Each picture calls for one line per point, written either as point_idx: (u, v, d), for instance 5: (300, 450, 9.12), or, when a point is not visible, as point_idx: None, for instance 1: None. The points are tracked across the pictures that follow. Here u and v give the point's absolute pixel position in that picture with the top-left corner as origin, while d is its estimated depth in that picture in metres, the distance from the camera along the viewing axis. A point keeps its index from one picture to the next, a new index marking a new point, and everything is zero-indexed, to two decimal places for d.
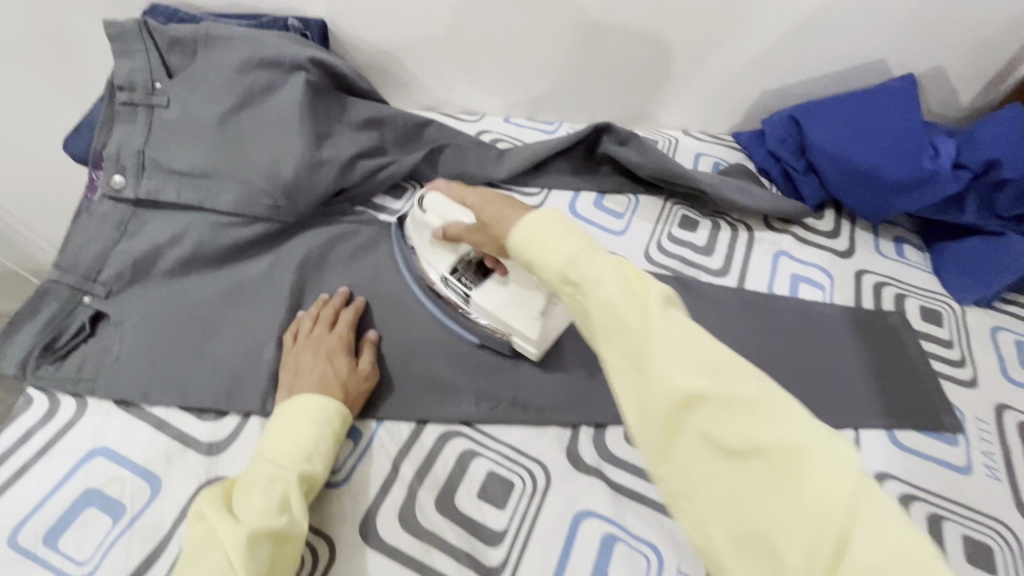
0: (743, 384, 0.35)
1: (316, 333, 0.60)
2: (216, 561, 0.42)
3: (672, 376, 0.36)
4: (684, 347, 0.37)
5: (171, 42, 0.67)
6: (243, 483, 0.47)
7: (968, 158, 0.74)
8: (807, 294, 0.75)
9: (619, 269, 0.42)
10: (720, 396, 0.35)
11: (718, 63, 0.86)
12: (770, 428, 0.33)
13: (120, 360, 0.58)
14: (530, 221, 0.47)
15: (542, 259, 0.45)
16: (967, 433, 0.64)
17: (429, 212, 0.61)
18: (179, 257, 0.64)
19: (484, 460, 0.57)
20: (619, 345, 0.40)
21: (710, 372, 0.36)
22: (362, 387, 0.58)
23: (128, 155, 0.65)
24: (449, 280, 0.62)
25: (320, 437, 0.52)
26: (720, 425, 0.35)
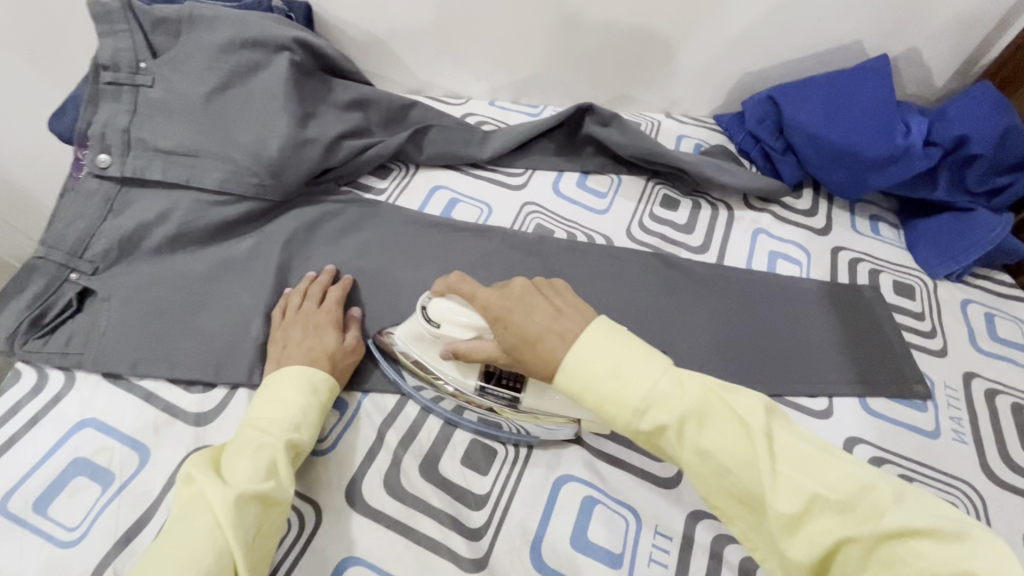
0: (877, 513, 0.36)
1: (304, 308, 0.61)
2: (204, 521, 0.43)
3: (805, 530, 0.38)
4: (806, 492, 0.38)
5: (156, 21, 0.67)
6: (232, 449, 0.48)
7: (939, 135, 0.76)
8: (784, 270, 0.77)
9: (712, 404, 0.41)
10: (862, 536, 0.36)
11: (699, 45, 0.88)
12: (923, 560, 0.34)
13: (107, 334, 0.58)
14: (588, 357, 0.44)
15: (617, 386, 0.43)
16: (936, 400, 0.66)
17: (442, 325, 0.53)
18: (166, 234, 0.65)
19: (468, 428, 0.58)
20: (740, 496, 0.41)
21: (840, 512, 0.37)
22: (349, 360, 0.59)
23: (114, 134, 0.66)
24: (487, 390, 0.55)
25: (308, 407, 0.53)
26: (874, 570, 0.36)
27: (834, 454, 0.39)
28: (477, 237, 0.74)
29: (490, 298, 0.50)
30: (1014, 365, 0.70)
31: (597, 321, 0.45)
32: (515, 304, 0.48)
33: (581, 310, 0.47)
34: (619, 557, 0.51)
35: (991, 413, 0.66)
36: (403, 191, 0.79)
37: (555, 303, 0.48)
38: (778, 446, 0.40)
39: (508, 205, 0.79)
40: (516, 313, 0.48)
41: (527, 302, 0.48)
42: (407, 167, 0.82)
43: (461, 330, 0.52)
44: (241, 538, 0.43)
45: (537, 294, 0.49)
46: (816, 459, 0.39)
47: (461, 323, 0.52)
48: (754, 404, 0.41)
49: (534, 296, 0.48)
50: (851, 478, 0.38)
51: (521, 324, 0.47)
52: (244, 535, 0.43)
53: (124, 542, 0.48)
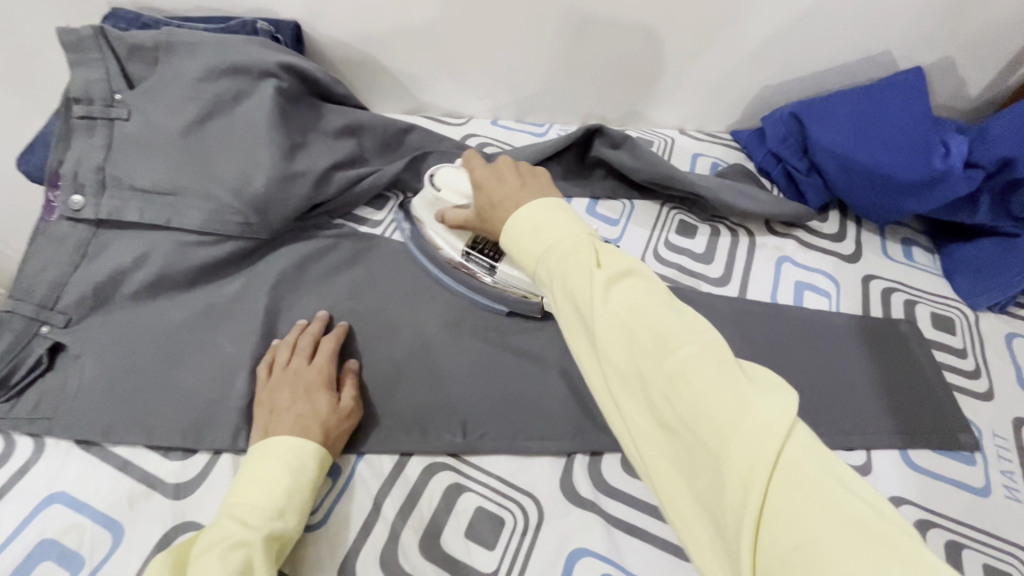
0: (682, 353, 0.35)
1: (293, 365, 0.56)
2: None
3: (612, 353, 0.37)
4: (625, 324, 0.37)
5: (131, 49, 0.62)
6: (203, 546, 0.44)
7: (981, 156, 0.70)
8: (812, 303, 0.71)
9: (577, 253, 0.41)
10: (659, 372, 0.35)
11: (715, 57, 0.82)
12: (709, 395, 0.34)
13: (79, 396, 0.54)
14: (520, 216, 0.46)
15: (519, 238, 0.45)
16: (984, 451, 0.60)
17: (441, 190, 0.63)
18: (145, 280, 0.60)
19: (472, 494, 0.53)
20: (577, 330, 0.40)
21: (650, 348, 0.36)
22: (344, 427, 0.53)
23: (86, 173, 0.61)
24: (472, 253, 0.62)
25: (293, 489, 0.48)
26: (662, 399, 0.35)
27: (676, 308, 0.38)
28: None
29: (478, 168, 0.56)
30: None
31: (551, 196, 0.47)
32: (490, 177, 0.54)
33: (543, 185, 0.50)
34: None
35: None
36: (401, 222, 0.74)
37: (525, 177, 0.52)
38: (618, 289, 0.39)
39: None
40: (489, 184, 0.53)
41: (501, 175, 0.53)
42: (405, 195, 0.76)
43: (455, 195, 0.61)
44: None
45: (514, 169, 0.53)
46: (650, 305, 0.38)
47: (455, 189, 0.61)
48: (617, 259, 0.41)
49: (509, 171, 0.53)
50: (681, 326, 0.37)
51: (490, 192, 0.53)
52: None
53: None
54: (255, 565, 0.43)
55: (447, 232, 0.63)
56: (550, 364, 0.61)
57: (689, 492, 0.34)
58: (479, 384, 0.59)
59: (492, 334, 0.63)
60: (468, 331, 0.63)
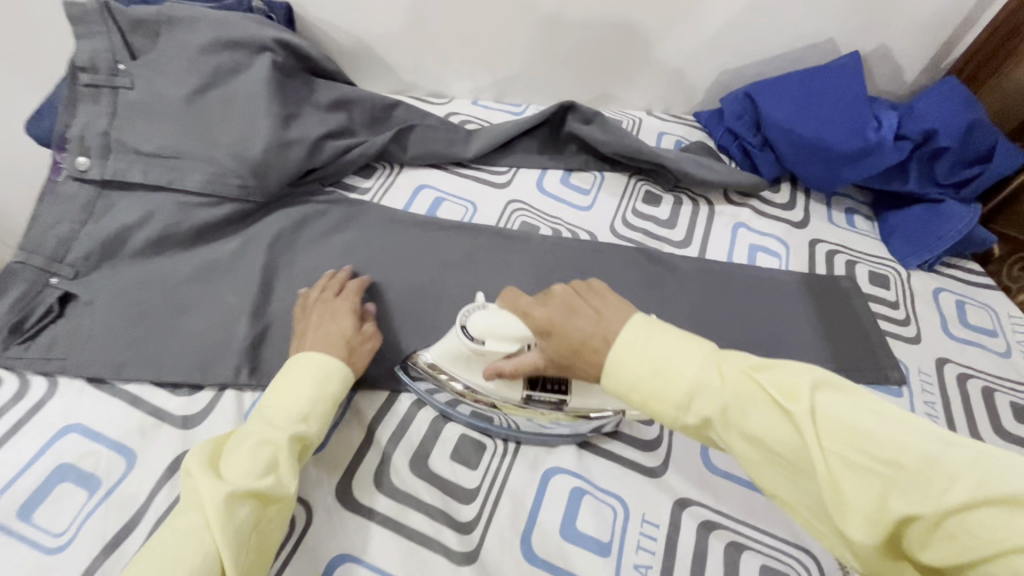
0: (944, 487, 0.33)
1: (322, 299, 0.61)
2: (197, 518, 0.43)
3: (860, 508, 0.35)
4: (860, 467, 0.35)
5: (133, 22, 0.67)
6: (236, 441, 0.49)
7: (909, 129, 0.78)
8: (764, 263, 0.79)
9: (750, 386, 0.39)
10: (924, 513, 0.33)
11: (677, 42, 0.89)
12: (999, 528, 0.31)
13: (90, 338, 0.58)
14: (626, 350, 0.43)
15: (665, 381, 0.42)
16: (910, 385, 0.68)
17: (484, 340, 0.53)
18: (149, 236, 0.64)
19: (457, 424, 0.59)
20: (801, 479, 0.38)
21: (908, 488, 0.33)
22: (367, 346, 0.59)
23: (92, 137, 0.65)
24: (535, 396, 0.55)
25: (317, 398, 0.52)
26: (943, 543, 0.33)
27: (896, 422, 0.36)
28: (462, 234, 0.74)
29: (535, 310, 0.50)
30: (984, 350, 0.72)
31: (632, 318, 0.45)
32: (559, 314, 0.48)
33: (622, 309, 0.46)
34: (607, 546, 0.52)
35: (964, 396, 0.68)
36: (387, 189, 0.79)
37: (594, 304, 0.47)
38: (824, 422, 0.36)
39: (493, 203, 0.80)
40: (560, 322, 0.47)
41: (569, 307, 0.48)
42: (392, 166, 0.82)
43: (505, 343, 0.52)
44: (230, 537, 0.43)
45: (578, 298, 0.48)
46: (867, 433, 0.35)
47: (506, 336, 0.51)
48: (796, 382, 0.38)
49: (576, 300, 0.48)
50: (916, 450, 0.34)
51: (567, 333, 0.46)
52: (235, 534, 0.43)
53: (111, 546, 0.48)
54: (279, 461, 0.48)
55: (497, 384, 0.55)
56: None
57: None
58: None
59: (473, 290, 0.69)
60: (451, 289, 0.69)
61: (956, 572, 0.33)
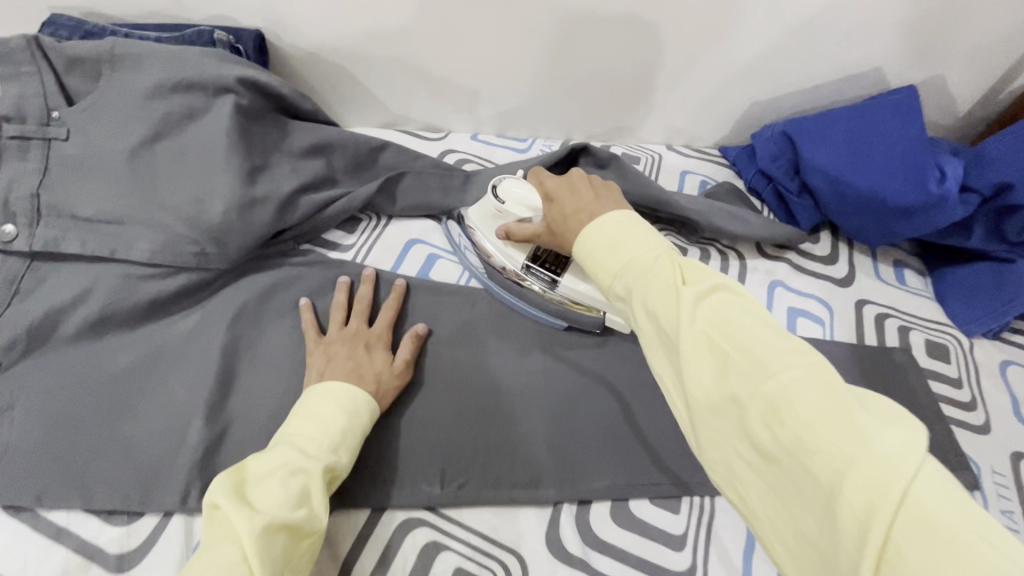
0: (788, 377, 0.32)
1: (352, 328, 0.57)
2: (230, 552, 0.38)
3: (704, 375, 0.34)
4: (715, 344, 0.35)
5: (70, 62, 0.57)
6: (262, 467, 0.44)
7: (976, 181, 0.67)
8: (806, 330, 0.69)
9: (662, 271, 0.39)
10: (751, 394, 0.32)
11: (704, 72, 0.79)
12: (810, 425, 0.30)
13: (8, 455, 0.48)
14: (598, 230, 0.44)
15: (598, 263, 0.44)
16: (984, 490, 0.58)
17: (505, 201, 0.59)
18: (86, 319, 0.54)
19: (451, 553, 0.49)
20: (660, 351, 0.38)
21: (745, 370, 0.33)
22: (394, 385, 0.54)
23: (18, 200, 0.55)
24: (532, 268, 0.60)
25: (348, 428, 0.48)
26: (755, 429, 0.32)
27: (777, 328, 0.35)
28: (460, 300, 0.64)
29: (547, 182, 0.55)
30: None
31: (624, 210, 0.46)
32: (563, 188, 0.52)
33: (619, 199, 0.49)
34: None
35: None
36: (373, 244, 0.69)
37: (598, 191, 0.50)
38: (705, 308, 0.36)
39: None
40: (561, 195, 0.52)
41: (574, 187, 0.51)
42: (379, 217, 0.71)
43: (520, 208, 0.58)
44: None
45: (586, 183, 0.51)
46: (741, 324, 0.35)
47: (522, 203, 0.58)
48: (703, 276, 0.38)
49: (582, 183, 0.51)
50: (780, 347, 0.33)
51: (563, 204, 0.51)
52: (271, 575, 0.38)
53: None
54: (312, 493, 0.43)
55: (504, 245, 0.61)
56: (534, 406, 0.57)
57: (799, 532, 0.30)
58: (460, 429, 0.55)
59: (476, 370, 0.58)
60: (449, 367, 0.58)
61: (761, 460, 0.32)
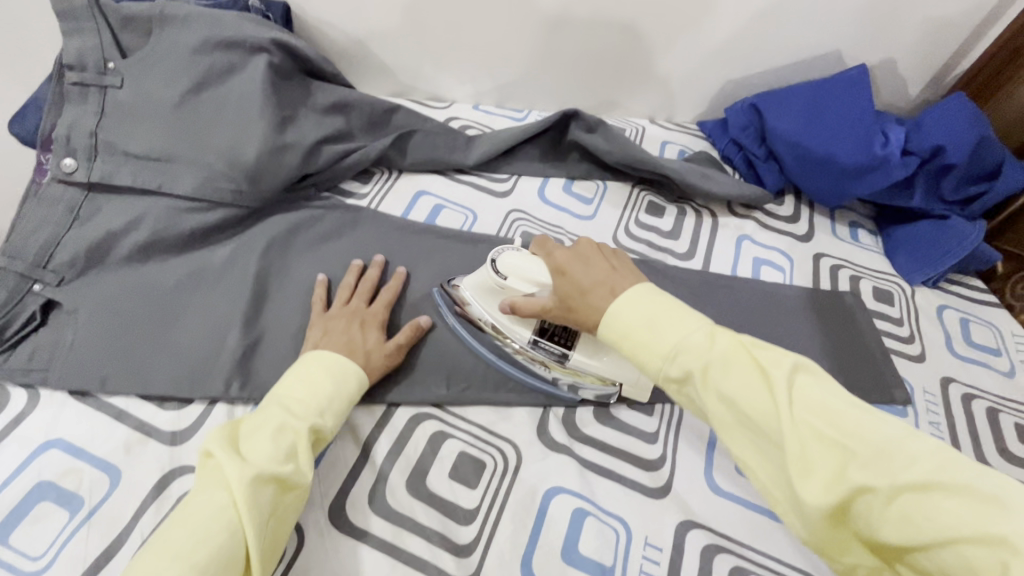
0: (909, 467, 0.36)
1: (352, 305, 0.61)
2: (222, 499, 0.44)
3: (822, 472, 0.38)
4: (826, 438, 0.39)
5: (125, 20, 0.65)
6: (255, 425, 0.50)
7: (915, 144, 0.77)
8: (768, 276, 0.78)
9: (736, 357, 0.43)
10: (888, 487, 0.36)
11: (682, 52, 0.88)
12: (949, 515, 0.34)
13: (74, 350, 0.56)
14: (630, 307, 0.47)
15: (647, 343, 0.46)
16: (916, 406, 0.67)
17: (507, 277, 0.58)
18: (137, 242, 0.62)
19: (456, 441, 0.57)
20: (767, 448, 0.41)
21: (868, 463, 0.37)
22: (384, 364, 0.58)
23: (79, 138, 0.62)
24: (541, 343, 0.59)
25: (334, 396, 0.53)
26: (892, 523, 0.36)
27: (866, 411, 0.39)
28: (463, 242, 0.72)
29: (558, 253, 0.55)
30: (988, 370, 0.71)
31: (644, 281, 0.49)
32: (576, 262, 0.53)
33: (633, 271, 0.51)
34: (609, 570, 0.51)
35: (968, 418, 0.67)
36: (386, 194, 0.77)
37: (612, 262, 0.53)
38: (800, 398, 0.40)
39: (494, 211, 0.78)
40: (574, 268, 0.53)
41: (587, 258, 0.53)
42: (390, 172, 0.80)
43: (525, 283, 0.57)
44: (254, 521, 0.44)
45: (597, 254, 0.54)
46: (839, 412, 0.39)
47: (525, 278, 0.57)
48: (780, 359, 0.42)
49: (595, 254, 0.53)
50: (881, 433, 0.38)
51: (576, 276, 0.52)
52: (257, 519, 0.44)
53: (94, 570, 0.46)
54: (299, 450, 0.49)
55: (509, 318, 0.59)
56: None
57: None
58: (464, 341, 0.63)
59: None
60: None
61: (901, 549, 0.36)
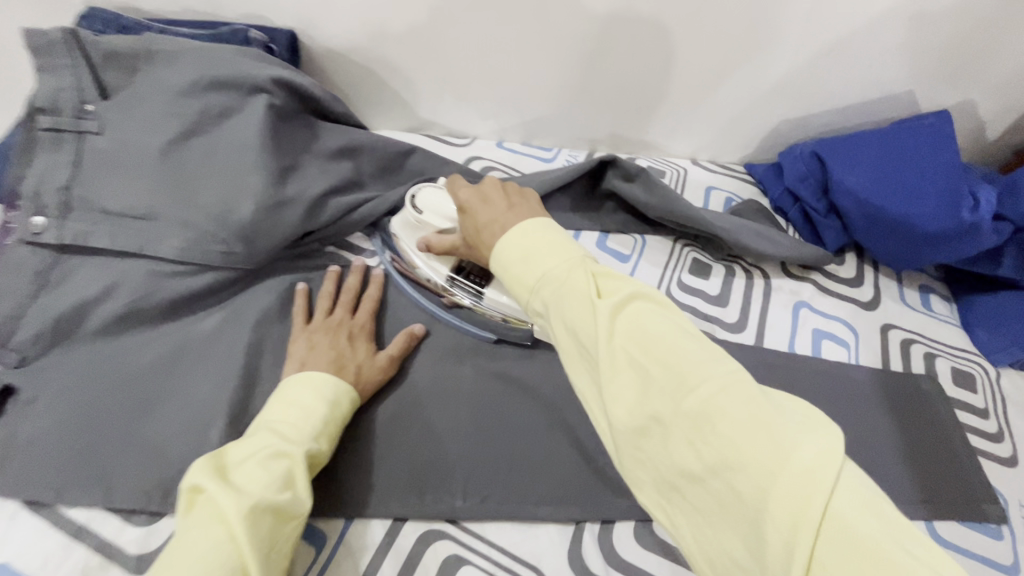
0: (703, 392, 0.31)
1: (336, 318, 0.58)
2: (215, 533, 0.38)
3: (624, 397, 0.33)
4: (634, 361, 0.33)
5: (106, 55, 0.56)
6: (243, 453, 0.44)
7: (1009, 210, 0.67)
8: (831, 354, 0.68)
9: (576, 284, 0.37)
10: (675, 414, 0.31)
11: (733, 89, 0.78)
12: (731, 442, 0.29)
13: (31, 448, 0.48)
14: (509, 242, 0.41)
15: (509, 269, 0.41)
16: (1012, 525, 0.57)
17: (422, 212, 0.59)
18: (112, 313, 0.54)
19: (472, 567, 0.48)
20: (578, 370, 0.37)
21: (665, 388, 0.32)
22: (376, 379, 0.55)
23: (50, 192, 0.54)
24: (456, 280, 0.58)
25: (328, 418, 0.49)
26: (680, 451, 0.31)
27: (690, 337, 0.34)
28: None
29: (462, 190, 0.50)
30: None
31: (536, 218, 0.42)
32: (475, 199, 0.48)
33: (535, 209, 0.45)
34: None
35: None
36: None
37: (512, 200, 0.46)
38: (623, 321, 0.35)
39: None
40: (473, 206, 0.47)
41: (487, 197, 0.47)
42: None
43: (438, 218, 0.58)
44: (256, 556, 0.39)
45: (500, 192, 0.47)
46: (658, 337, 0.33)
47: (439, 213, 0.58)
48: (618, 284, 0.37)
49: (496, 192, 0.47)
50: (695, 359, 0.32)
51: (476, 215, 0.47)
52: (258, 553, 0.39)
53: None
54: (296, 476, 0.44)
55: (427, 254, 0.59)
56: (559, 422, 0.56)
57: (727, 551, 0.30)
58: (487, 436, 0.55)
59: (497, 385, 0.58)
60: (463, 384, 0.58)
61: (682, 484, 0.31)
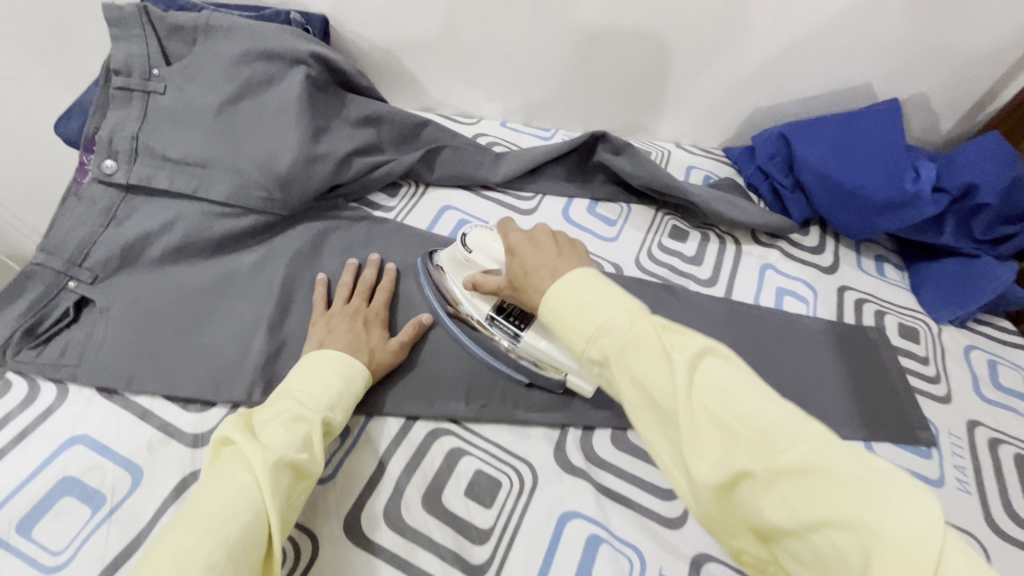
0: (788, 452, 0.36)
1: (353, 306, 0.63)
2: (244, 482, 0.45)
3: (712, 451, 0.38)
4: (718, 419, 0.39)
5: (172, 28, 0.66)
6: (268, 416, 0.50)
7: (947, 182, 0.77)
8: (792, 307, 0.77)
9: (648, 341, 0.43)
10: (765, 471, 0.36)
11: (710, 78, 0.88)
12: (820, 499, 0.34)
13: (104, 347, 0.57)
14: (560, 293, 0.48)
15: (574, 324, 0.47)
16: (941, 448, 0.66)
17: (472, 252, 0.62)
18: (170, 244, 0.63)
19: (472, 458, 0.57)
20: (664, 427, 0.42)
21: (752, 445, 0.37)
22: (387, 361, 0.60)
23: (121, 140, 0.64)
24: (495, 319, 0.60)
25: (343, 391, 0.55)
26: (772, 506, 0.35)
27: (763, 397, 0.39)
28: None
29: (514, 234, 0.58)
30: (1016, 415, 0.69)
31: (582, 269, 0.50)
32: (525, 244, 0.56)
33: (578, 256, 0.53)
34: None
35: (996, 464, 0.65)
36: (413, 209, 0.78)
37: (560, 248, 0.54)
38: (703, 383, 0.40)
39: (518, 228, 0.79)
40: (524, 250, 0.55)
41: (537, 243, 0.55)
42: (417, 185, 0.81)
43: (487, 259, 0.60)
44: (275, 504, 0.45)
45: (550, 240, 0.55)
46: (736, 397, 0.39)
47: (488, 254, 0.61)
48: (688, 343, 0.43)
49: (546, 240, 0.55)
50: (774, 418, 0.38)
51: (525, 257, 0.54)
52: (278, 501, 0.45)
53: (111, 568, 0.47)
54: (313, 440, 0.50)
55: (472, 292, 0.62)
56: None
57: None
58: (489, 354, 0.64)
59: None
60: None
61: (777, 533, 0.36)
